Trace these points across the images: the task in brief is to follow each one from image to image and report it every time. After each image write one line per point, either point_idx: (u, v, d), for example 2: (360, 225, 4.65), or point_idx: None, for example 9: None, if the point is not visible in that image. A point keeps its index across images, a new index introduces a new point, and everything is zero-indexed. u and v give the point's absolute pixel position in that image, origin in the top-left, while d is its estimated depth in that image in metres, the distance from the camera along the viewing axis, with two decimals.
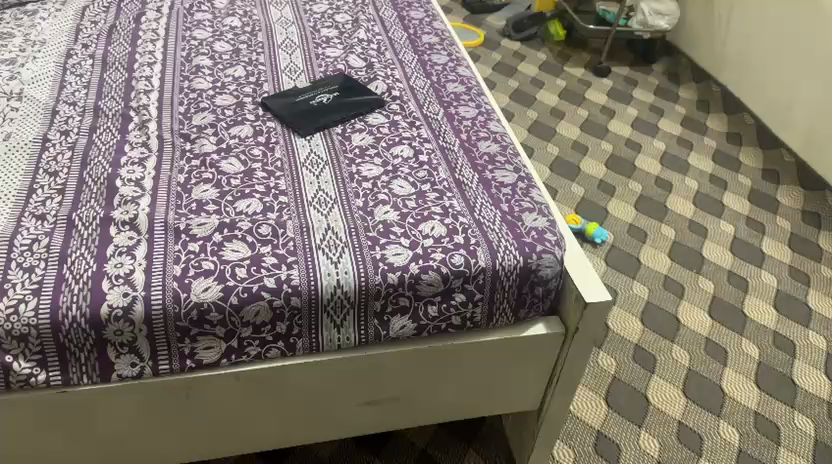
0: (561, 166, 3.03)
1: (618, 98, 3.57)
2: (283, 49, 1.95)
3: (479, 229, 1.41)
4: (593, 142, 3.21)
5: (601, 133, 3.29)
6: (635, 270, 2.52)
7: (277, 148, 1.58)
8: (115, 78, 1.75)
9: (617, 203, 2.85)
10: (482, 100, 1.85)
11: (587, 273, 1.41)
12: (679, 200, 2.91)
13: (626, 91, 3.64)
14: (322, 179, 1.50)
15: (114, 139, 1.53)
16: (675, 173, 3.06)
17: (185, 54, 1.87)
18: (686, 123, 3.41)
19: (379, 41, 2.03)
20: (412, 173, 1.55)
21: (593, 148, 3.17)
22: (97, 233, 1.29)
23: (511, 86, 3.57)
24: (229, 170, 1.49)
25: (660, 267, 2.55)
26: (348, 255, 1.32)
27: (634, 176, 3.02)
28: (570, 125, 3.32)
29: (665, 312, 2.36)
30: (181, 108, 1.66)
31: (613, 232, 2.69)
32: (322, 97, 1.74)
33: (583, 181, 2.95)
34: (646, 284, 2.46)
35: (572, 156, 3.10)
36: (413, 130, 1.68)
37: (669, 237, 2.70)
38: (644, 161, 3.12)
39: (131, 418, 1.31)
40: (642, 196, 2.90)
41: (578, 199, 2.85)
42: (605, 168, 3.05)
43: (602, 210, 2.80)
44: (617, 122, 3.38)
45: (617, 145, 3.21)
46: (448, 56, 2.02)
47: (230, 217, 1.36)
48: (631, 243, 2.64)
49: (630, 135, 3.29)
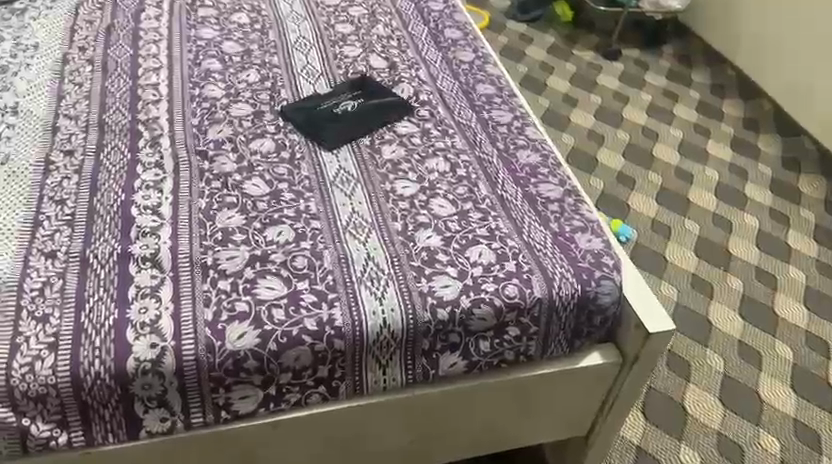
0: (578, 158, 2.93)
1: (630, 83, 3.45)
2: (297, 49, 1.80)
3: (530, 253, 1.30)
4: (608, 131, 3.10)
5: (615, 121, 3.17)
6: (662, 270, 2.43)
7: (303, 165, 1.45)
8: (118, 86, 1.60)
9: (639, 196, 2.75)
10: (515, 102, 1.72)
11: (649, 300, 1.31)
12: (700, 192, 2.81)
13: (638, 74, 3.52)
14: (354, 199, 1.39)
15: (123, 159, 1.40)
16: (695, 163, 2.96)
17: (192, 56, 1.73)
18: (701, 109, 3.30)
19: (399, 38, 1.89)
20: (451, 189, 1.43)
21: (610, 137, 3.07)
22: (116, 272, 1.17)
23: (519, 72, 3.44)
24: (254, 192, 1.36)
25: (688, 265, 2.46)
26: (392, 289, 1.21)
27: (653, 167, 2.92)
28: (585, 112, 3.21)
29: (696, 314, 2.29)
30: (194, 121, 1.53)
31: (635, 229, 2.60)
32: (346, 104, 1.61)
33: (602, 174, 2.85)
34: (674, 284, 2.38)
35: (587, 147, 2.99)
36: (446, 139, 1.56)
37: (693, 232, 2.61)
38: (663, 151, 3.02)
39: (150, 455, 1.16)
40: (663, 189, 2.81)
41: (597, 193, 2.75)
42: (623, 158, 2.95)
43: (623, 204, 2.71)
44: (632, 108, 3.27)
45: (635, 134, 3.10)
46: (474, 53, 1.88)
47: (261, 248, 1.24)
48: (655, 240, 2.55)
49: (647, 122, 3.18)
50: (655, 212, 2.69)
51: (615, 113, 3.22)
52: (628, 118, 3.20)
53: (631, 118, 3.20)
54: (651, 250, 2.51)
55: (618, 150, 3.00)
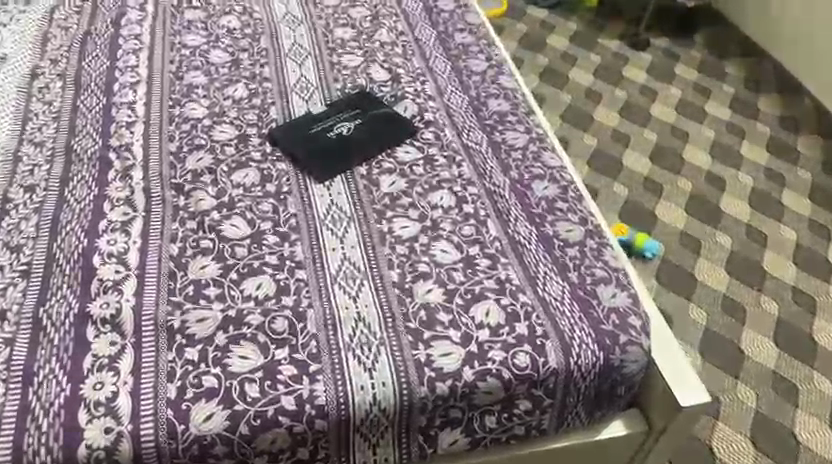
0: (602, 161, 2.74)
1: (659, 75, 3.22)
2: (291, 58, 1.63)
3: (545, 312, 1.13)
4: (634, 131, 2.89)
5: (643, 119, 2.96)
6: (690, 291, 2.27)
7: (290, 200, 1.29)
8: (91, 104, 1.45)
9: (667, 206, 2.57)
10: (532, 121, 1.54)
11: (680, 365, 1.16)
12: (733, 200, 2.61)
13: (667, 66, 3.28)
14: (346, 242, 1.23)
15: (90, 194, 1.25)
16: (728, 168, 2.75)
17: (174, 68, 1.57)
18: (736, 105, 3.07)
19: (405, 44, 1.71)
20: (455, 229, 1.27)
21: (637, 138, 2.86)
22: (71, 338, 1.03)
23: (541, 64, 3.21)
24: (233, 235, 1.21)
25: (720, 286, 2.29)
26: (385, 358, 1.05)
27: (683, 173, 2.71)
28: (610, 110, 3.00)
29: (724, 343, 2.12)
30: (172, 146, 1.38)
31: (663, 242, 2.42)
32: (342, 126, 1.44)
33: (627, 180, 2.66)
34: (703, 308, 2.22)
35: (613, 148, 2.80)
36: (452, 168, 1.39)
37: (724, 247, 2.42)
38: (694, 153, 2.81)
39: None
40: (694, 197, 2.61)
41: (622, 201, 2.57)
42: (650, 162, 2.75)
43: (650, 214, 2.53)
44: (662, 106, 3.04)
45: (665, 135, 2.89)
46: (487, 61, 1.70)
47: (237, 305, 1.09)
48: (683, 257, 2.37)
49: (678, 121, 2.96)
50: (685, 224, 2.50)
51: (644, 111, 3.00)
52: (657, 116, 2.98)
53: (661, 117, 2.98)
54: (678, 268, 2.34)
55: (645, 152, 2.80)
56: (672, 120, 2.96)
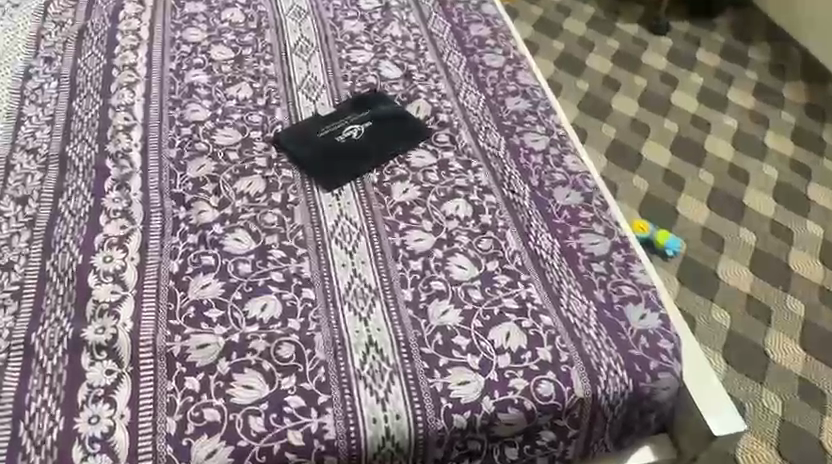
0: (620, 156, 2.63)
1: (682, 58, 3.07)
2: (297, 54, 1.55)
3: (570, 335, 1.06)
4: (655, 119, 2.77)
5: (664, 106, 2.83)
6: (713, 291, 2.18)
7: (296, 211, 1.22)
8: (87, 106, 1.38)
9: (689, 201, 2.46)
10: (552, 121, 1.46)
11: (710, 386, 1.10)
12: (759, 193, 2.49)
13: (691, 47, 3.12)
14: (356, 257, 1.16)
15: (85, 206, 1.18)
16: (754, 157, 2.63)
17: (174, 65, 1.49)
18: (763, 88, 2.91)
19: (417, 37, 1.62)
20: (472, 243, 1.19)
21: (657, 129, 2.74)
22: (64, 366, 0.97)
23: (556, 49, 3.08)
24: (236, 250, 1.14)
25: (744, 285, 2.19)
26: (398, 388, 0.98)
27: (706, 165, 2.59)
28: (628, 98, 2.88)
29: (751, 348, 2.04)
30: (172, 152, 1.30)
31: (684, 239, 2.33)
32: (351, 129, 1.36)
33: (648, 172, 2.56)
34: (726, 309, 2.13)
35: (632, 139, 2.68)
36: (468, 174, 1.32)
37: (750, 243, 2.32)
38: (716, 143, 2.68)
39: None
40: (717, 191, 2.50)
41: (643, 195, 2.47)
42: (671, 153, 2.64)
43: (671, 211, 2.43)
44: (683, 92, 2.91)
45: (686, 123, 2.76)
46: (504, 56, 1.60)
47: (240, 329, 1.03)
48: (705, 256, 2.28)
49: (700, 108, 2.83)
50: (706, 220, 2.40)
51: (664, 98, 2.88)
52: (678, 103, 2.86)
53: (682, 104, 2.85)
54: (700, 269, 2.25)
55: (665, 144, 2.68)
56: (694, 107, 2.84)
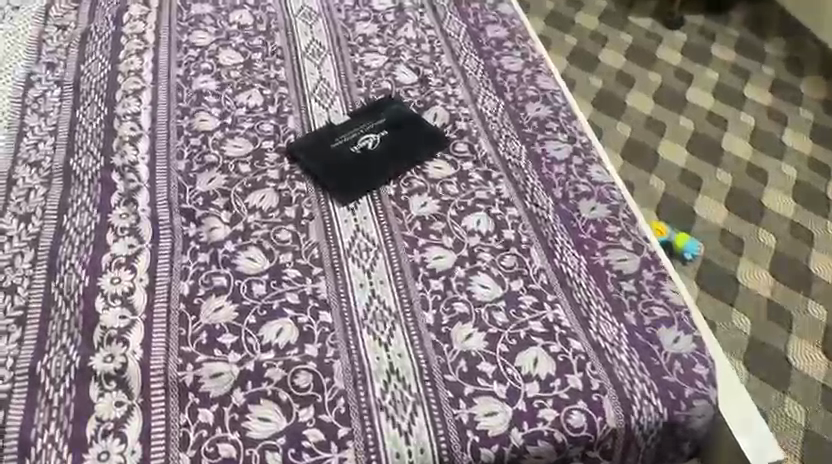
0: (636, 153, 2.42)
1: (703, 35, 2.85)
2: (309, 58, 1.50)
3: (601, 360, 1.01)
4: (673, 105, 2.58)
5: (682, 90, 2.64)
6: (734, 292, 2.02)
7: (311, 227, 1.17)
8: (92, 116, 1.33)
9: (709, 199, 2.27)
10: (575, 128, 1.40)
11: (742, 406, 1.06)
12: (786, 182, 2.31)
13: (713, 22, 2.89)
14: (375, 277, 1.11)
15: (91, 223, 1.13)
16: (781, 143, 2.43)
17: (182, 71, 1.44)
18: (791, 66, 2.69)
19: (432, 39, 1.57)
20: (495, 260, 1.14)
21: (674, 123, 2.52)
22: (71, 398, 0.93)
23: (568, 41, 2.83)
24: (250, 270, 1.09)
25: (768, 285, 2.03)
26: (422, 420, 0.94)
27: (727, 159, 2.39)
28: (644, 90, 2.65)
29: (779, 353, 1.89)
30: (181, 164, 1.25)
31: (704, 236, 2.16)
32: (366, 139, 1.30)
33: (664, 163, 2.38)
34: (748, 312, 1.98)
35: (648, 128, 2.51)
36: (489, 186, 1.26)
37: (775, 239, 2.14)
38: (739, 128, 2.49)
39: None
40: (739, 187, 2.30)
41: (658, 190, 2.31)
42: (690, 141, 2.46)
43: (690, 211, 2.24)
44: (703, 77, 2.68)
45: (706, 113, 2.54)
46: (523, 59, 1.55)
47: (255, 356, 0.98)
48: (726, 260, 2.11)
49: (719, 95, 2.61)
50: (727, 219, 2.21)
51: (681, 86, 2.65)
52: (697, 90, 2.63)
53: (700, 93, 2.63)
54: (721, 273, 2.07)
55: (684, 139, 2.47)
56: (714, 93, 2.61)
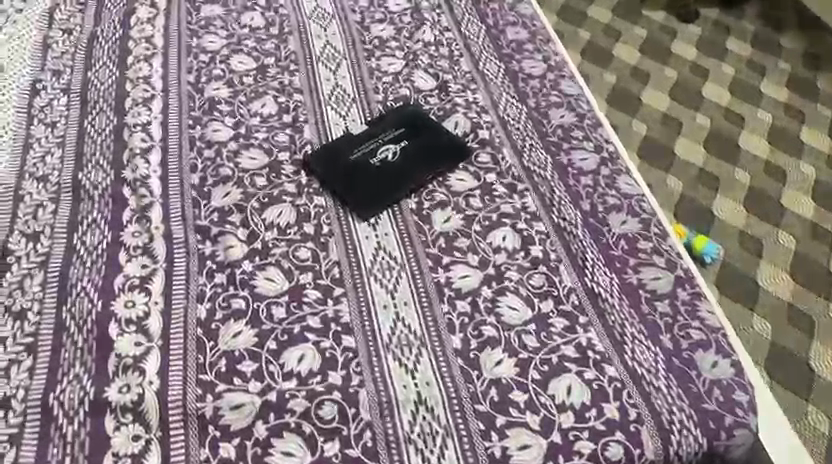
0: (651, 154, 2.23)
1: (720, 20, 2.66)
2: (324, 63, 1.45)
3: (637, 388, 0.97)
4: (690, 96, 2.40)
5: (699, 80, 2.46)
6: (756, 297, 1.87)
7: (331, 245, 1.12)
8: (100, 126, 1.28)
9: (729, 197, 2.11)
10: (600, 136, 1.35)
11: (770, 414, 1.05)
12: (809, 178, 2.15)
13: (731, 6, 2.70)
14: (399, 297, 1.06)
15: (103, 242, 1.09)
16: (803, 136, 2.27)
17: (193, 78, 1.39)
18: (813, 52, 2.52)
19: (450, 42, 1.52)
20: (523, 279, 1.09)
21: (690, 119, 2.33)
22: (87, 431, 0.89)
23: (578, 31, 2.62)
24: (269, 291, 1.05)
25: (793, 290, 1.89)
26: (452, 453, 0.90)
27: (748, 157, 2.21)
28: (657, 84, 2.45)
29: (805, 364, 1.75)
30: (194, 178, 1.20)
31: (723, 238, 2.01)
32: (385, 151, 1.25)
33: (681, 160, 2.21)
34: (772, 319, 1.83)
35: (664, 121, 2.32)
36: (514, 199, 1.21)
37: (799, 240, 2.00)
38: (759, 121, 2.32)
39: None
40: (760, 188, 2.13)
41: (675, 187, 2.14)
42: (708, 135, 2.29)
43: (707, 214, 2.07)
44: (720, 71, 2.48)
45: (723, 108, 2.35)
46: (544, 63, 1.50)
47: (276, 385, 0.94)
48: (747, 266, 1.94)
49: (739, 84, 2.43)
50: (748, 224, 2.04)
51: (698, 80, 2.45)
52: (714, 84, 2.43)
53: (717, 86, 2.44)
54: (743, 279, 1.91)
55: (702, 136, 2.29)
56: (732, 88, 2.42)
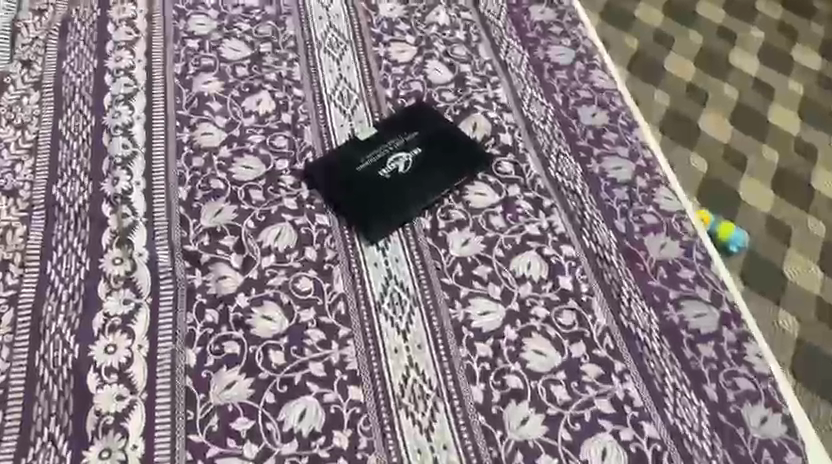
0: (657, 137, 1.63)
1: None
2: (326, 50, 1.30)
3: (679, 451, 0.87)
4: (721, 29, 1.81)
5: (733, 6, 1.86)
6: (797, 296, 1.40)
7: (336, 274, 1.00)
8: (76, 128, 1.14)
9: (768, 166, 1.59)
10: (636, 140, 1.21)
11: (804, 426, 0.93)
12: None
13: None
14: (412, 337, 0.95)
15: (80, 271, 0.97)
16: None
17: (180, 68, 1.24)
18: None
19: (468, 25, 1.35)
20: (551, 315, 0.97)
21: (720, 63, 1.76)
22: None
23: None
24: (266, 332, 0.93)
25: None
26: None
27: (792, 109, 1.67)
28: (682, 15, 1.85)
29: None
30: (182, 192, 1.07)
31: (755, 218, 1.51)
32: (395, 160, 1.11)
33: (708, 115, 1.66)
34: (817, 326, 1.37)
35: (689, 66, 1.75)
36: (540, 218, 1.09)
37: None
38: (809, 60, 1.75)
39: None
40: (794, 171, 1.57)
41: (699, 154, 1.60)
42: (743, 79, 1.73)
43: (724, 210, 1.52)
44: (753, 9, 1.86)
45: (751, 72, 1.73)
46: (573, 50, 1.34)
47: (276, 448, 0.84)
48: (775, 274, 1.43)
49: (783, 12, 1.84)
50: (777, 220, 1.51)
51: (722, 34, 1.80)
52: (741, 38, 1.80)
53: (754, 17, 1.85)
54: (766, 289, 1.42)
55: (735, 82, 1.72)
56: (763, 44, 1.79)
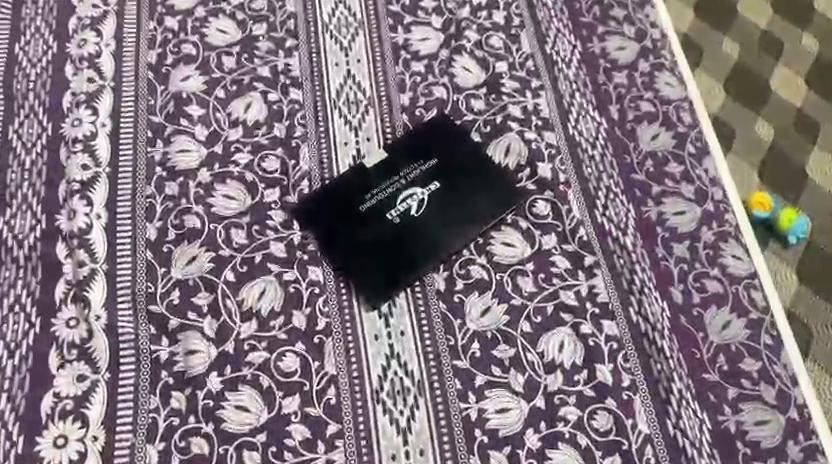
0: (708, 100, 1.18)
1: None
2: (332, 34, 1.06)
3: None
4: None
5: None
6: None
7: (327, 348, 0.84)
8: (30, 139, 0.96)
9: None
10: (706, 174, 0.98)
11: None
12: None
13: None
14: (413, 439, 0.80)
15: (28, 336, 0.83)
16: None
17: (155, 56, 1.03)
18: None
19: (509, 3, 1.09)
20: (583, 418, 0.81)
21: None
22: None
23: None
24: (242, 426, 0.79)
25: None
26: None
27: None
28: None
29: None
30: (152, 230, 0.90)
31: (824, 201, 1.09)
32: (410, 200, 0.92)
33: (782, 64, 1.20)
34: None
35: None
36: (579, 281, 0.89)
37: None
38: None
39: None
40: None
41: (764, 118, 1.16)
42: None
43: (785, 193, 1.10)
44: None
45: None
46: (638, 42, 1.07)
47: None
48: None
49: None
50: None
51: None
52: None
53: None
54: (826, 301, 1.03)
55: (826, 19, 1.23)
56: None
